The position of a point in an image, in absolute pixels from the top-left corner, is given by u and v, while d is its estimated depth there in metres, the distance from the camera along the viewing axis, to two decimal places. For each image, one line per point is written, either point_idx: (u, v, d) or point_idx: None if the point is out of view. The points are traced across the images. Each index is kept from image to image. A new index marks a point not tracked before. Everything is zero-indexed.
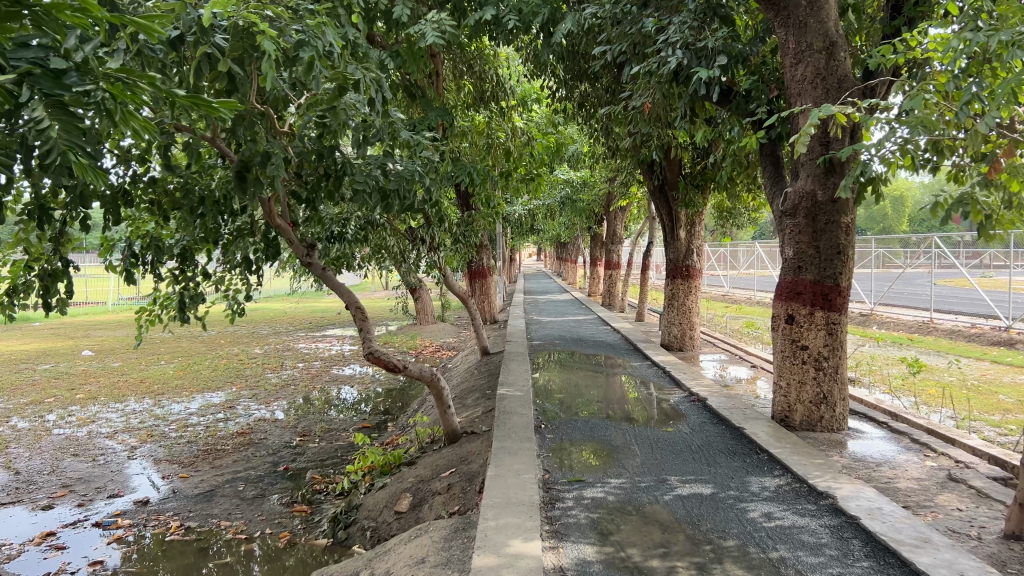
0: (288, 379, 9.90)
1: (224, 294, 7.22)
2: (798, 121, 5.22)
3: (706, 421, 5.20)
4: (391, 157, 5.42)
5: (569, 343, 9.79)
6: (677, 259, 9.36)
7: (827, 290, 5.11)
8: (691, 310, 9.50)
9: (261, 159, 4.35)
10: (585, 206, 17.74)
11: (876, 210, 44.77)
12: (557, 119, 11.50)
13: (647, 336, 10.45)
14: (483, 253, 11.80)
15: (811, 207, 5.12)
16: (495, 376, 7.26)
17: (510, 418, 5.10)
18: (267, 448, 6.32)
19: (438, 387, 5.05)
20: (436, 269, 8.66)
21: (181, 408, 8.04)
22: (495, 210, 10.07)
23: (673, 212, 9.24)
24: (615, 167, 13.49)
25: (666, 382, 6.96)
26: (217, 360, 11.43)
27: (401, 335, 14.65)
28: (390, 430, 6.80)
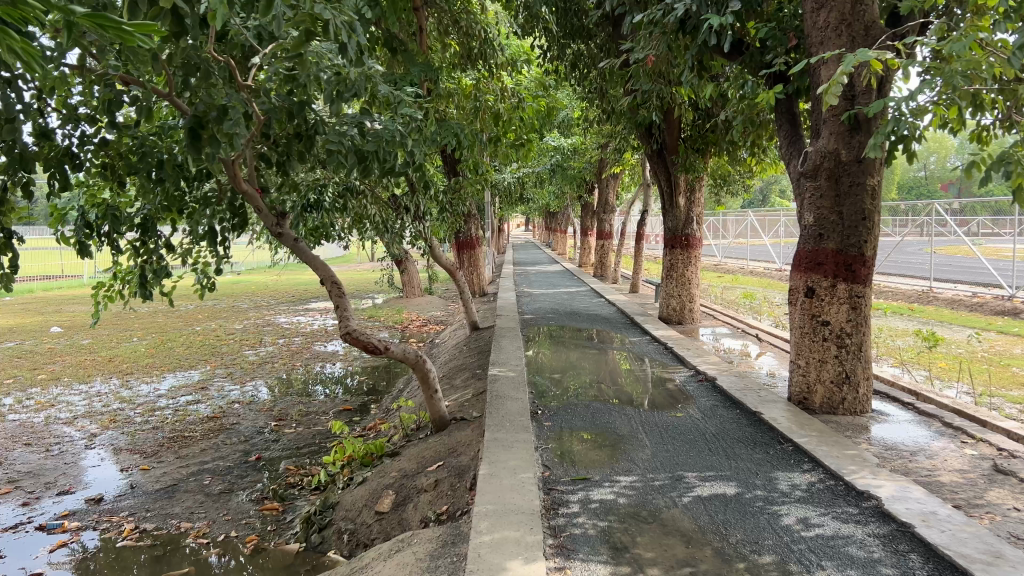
0: (266, 356, 9.39)
1: (192, 268, 6.69)
2: (819, 73, 4.71)
3: (718, 404, 4.75)
4: (368, 115, 4.87)
5: (563, 316, 9.32)
6: (676, 228, 8.91)
7: (850, 260, 4.64)
8: (691, 282, 9.03)
9: (218, 116, 3.74)
10: (576, 174, 17.19)
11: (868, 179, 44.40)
12: (548, 81, 10.92)
13: (643, 308, 10.01)
14: (470, 223, 11.34)
15: (834, 168, 4.64)
16: (485, 353, 6.79)
17: (503, 403, 4.63)
18: (239, 434, 5.83)
19: (422, 370, 4.57)
20: (422, 239, 8.13)
21: (149, 389, 7.52)
22: (483, 177, 9.54)
23: (672, 177, 8.74)
24: (609, 132, 12.96)
25: (667, 358, 6.51)
26: (192, 337, 10.90)
27: (386, 309, 14.15)
28: (373, 414, 6.33)
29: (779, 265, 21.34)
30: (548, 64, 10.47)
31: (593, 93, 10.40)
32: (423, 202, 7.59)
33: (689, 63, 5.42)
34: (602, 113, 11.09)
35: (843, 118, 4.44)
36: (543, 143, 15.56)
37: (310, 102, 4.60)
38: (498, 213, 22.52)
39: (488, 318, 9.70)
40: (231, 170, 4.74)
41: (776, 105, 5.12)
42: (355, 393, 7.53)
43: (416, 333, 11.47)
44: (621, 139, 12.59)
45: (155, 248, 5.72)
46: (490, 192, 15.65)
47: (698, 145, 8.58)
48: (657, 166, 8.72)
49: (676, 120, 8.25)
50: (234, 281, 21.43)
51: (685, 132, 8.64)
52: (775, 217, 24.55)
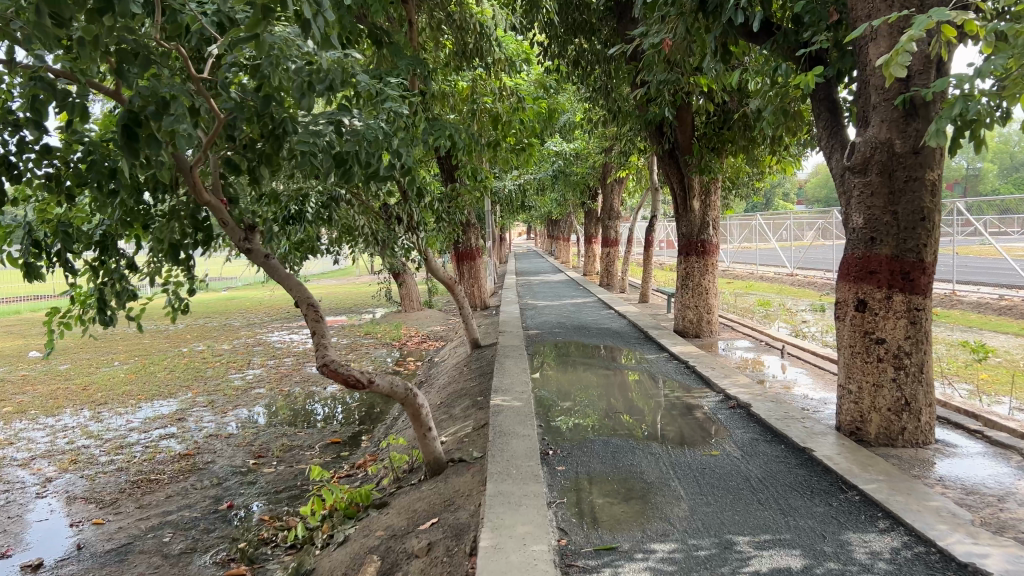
0: (254, 380, 8.75)
1: (162, 288, 6.07)
2: (865, 51, 4.09)
3: (758, 438, 4.09)
4: (347, 111, 4.24)
5: (570, 331, 8.68)
6: (690, 234, 8.28)
7: (908, 268, 3.98)
8: (709, 291, 8.36)
9: (156, 111, 3.08)
10: (579, 179, 16.56)
11: None
12: (549, 81, 10.31)
13: (656, 320, 9.34)
14: (469, 232, 10.73)
15: (887, 161, 3.98)
16: (487, 377, 6.13)
17: (507, 441, 3.99)
18: (211, 476, 5.18)
19: (413, 406, 3.95)
20: (416, 252, 7.49)
21: (121, 422, 6.87)
22: (483, 184, 8.91)
23: (685, 179, 8.12)
24: (614, 135, 12.35)
25: (689, 379, 5.85)
26: (177, 360, 10.26)
27: (384, 324, 13.50)
28: (364, 449, 5.67)
29: (789, 270, 20.67)
30: (549, 63, 9.88)
31: (598, 92, 9.79)
32: (416, 210, 6.96)
33: (712, 48, 4.79)
34: (607, 114, 10.47)
35: (896, 102, 3.79)
36: (544, 148, 14.95)
37: (277, 96, 3.96)
38: (499, 221, 21.89)
39: (489, 333, 9.04)
40: (192, 178, 4.12)
41: (813, 91, 4.49)
42: (346, 422, 6.87)
43: (414, 350, 10.82)
44: (628, 142, 11.98)
45: (116, 268, 5.09)
46: (490, 200, 15.01)
47: (713, 144, 7.99)
48: (668, 167, 8.14)
49: (689, 117, 7.69)
50: (229, 298, 20.81)
51: (698, 131, 8.05)
52: (783, 221, 23.91)
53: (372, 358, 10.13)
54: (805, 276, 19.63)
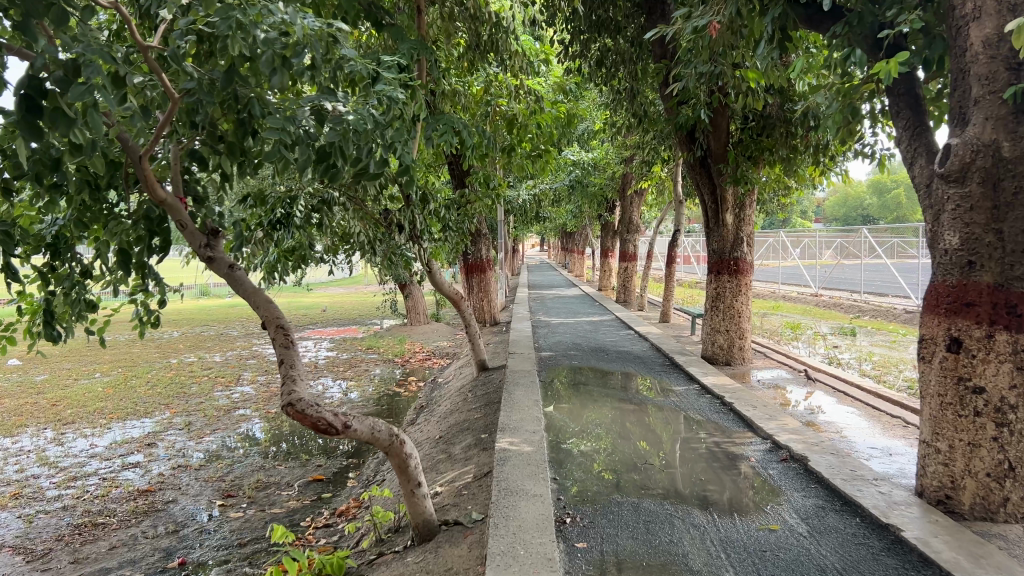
0: (239, 399, 8.03)
1: (129, 299, 5.36)
2: (963, 33, 3.27)
3: (825, 507, 3.30)
4: (331, 94, 3.51)
5: (586, 353, 7.92)
6: (722, 251, 7.53)
7: (1014, 301, 3.17)
8: (741, 314, 7.55)
9: (63, 77, 2.22)
10: (596, 190, 15.81)
11: (896, 198, 42.90)
12: (568, 83, 9.58)
13: (680, 344, 8.55)
14: (480, 242, 10.19)
15: (990, 168, 3.19)
16: (493, 409, 5.38)
17: (514, 502, 3.23)
18: (168, 521, 4.45)
19: (398, 456, 3.22)
20: (421, 263, 6.78)
21: (83, 446, 6.15)
22: (495, 191, 8.19)
23: (718, 190, 7.41)
24: (637, 143, 11.60)
25: (725, 417, 5.06)
26: (163, 373, 9.55)
27: (387, 338, 12.77)
28: (348, 491, 4.91)
29: (813, 290, 19.85)
30: (569, 63, 9.16)
31: (623, 95, 9.06)
32: (419, 217, 6.24)
33: (769, 34, 4.04)
34: (632, 119, 9.74)
35: (1006, 95, 3.02)
36: (561, 156, 14.23)
37: (241, 70, 3.22)
38: (511, 232, 21.16)
39: (499, 354, 8.28)
40: (142, 170, 3.39)
41: (890, 85, 3.74)
42: (333, 453, 6.10)
43: (417, 368, 10.07)
44: (651, 149, 11.25)
45: (66, 276, 4.36)
46: (502, 210, 14.27)
47: (749, 152, 7.23)
48: (699, 177, 7.45)
49: (724, 122, 7.08)
50: (231, 304, 20.14)
51: (733, 137, 7.33)
52: (805, 238, 23.10)
53: (371, 377, 9.38)
54: (830, 296, 18.78)
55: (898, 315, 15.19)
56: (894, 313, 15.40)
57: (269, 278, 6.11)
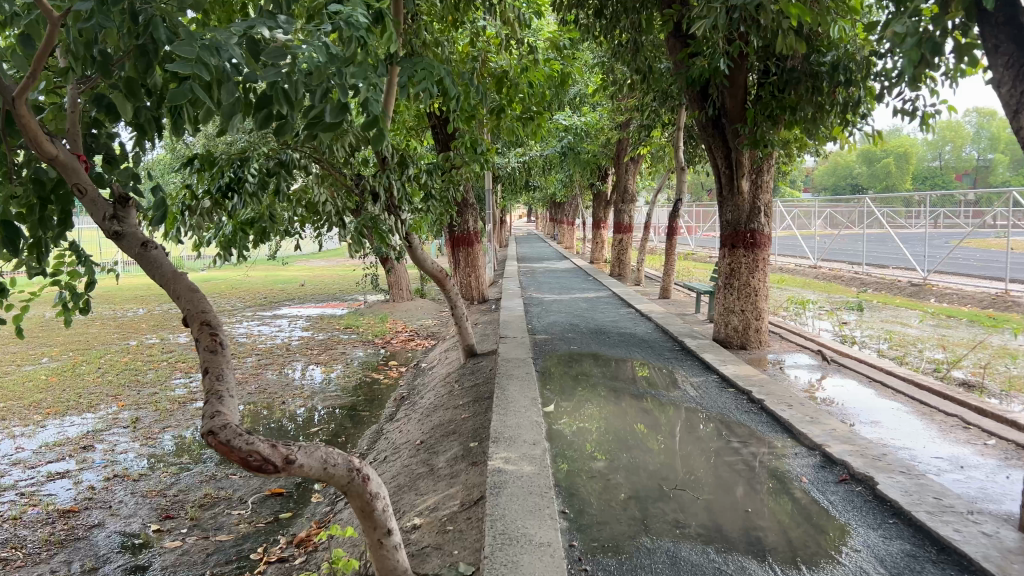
0: (198, 389, 7.20)
1: (50, 281, 4.49)
2: None
3: (918, 556, 2.55)
4: (271, 19, 2.66)
5: (586, 336, 7.14)
6: (737, 221, 6.76)
7: None
8: (757, 293, 6.77)
9: None
10: (590, 157, 14.94)
11: (888, 167, 42.28)
12: (564, 36, 8.68)
13: (687, 324, 7.78)
14: (466, 213, 9.40)
15: None
16: (485, 409, 4.59)
17: (513, 553, 2.46)
18: (88, 554, 3.66)
19: (360, 499, 2.47)
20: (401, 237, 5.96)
21: (8, 450, 5.31)
22: (483, 154, 7.35)
23: (733, 154, 6.66)
24: (634, 105, 10.77)
25: (754, 418, 4.29)
26: (119, 357, 8.68)
27: (367, 316, 11.95)
28: (312, 512, 4.13)
29: (812, 262, 19.15)
30: (564, 15, 8.29)
31: (624, 49, 8.18)
32: (396, 183, 5.42)
33: None
34: (634, 77, 8.87)
35: None
36: (551, 120, 13.35)
37: None
38: (499, 203, 20.26)
39: (488, 338, 7.48)
40: (21, 118, 2.49)
41: (990, 12, 2.91)
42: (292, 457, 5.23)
43: (400, 351, 9.25)
44: (651, 111, 10.41)
45: None
46: (490, 179, 13.39)
47: (768, 111, 6.42)
48: (712, 140, 6.79)
49: (743, 77, 6.40)
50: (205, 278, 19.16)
51: (752, 94, 6.60)
52: (802, 208, 22.36)
53: (348, 361, 8.55)
54: (830, 269, 18.10)
55: (904, 288, 14.52)
56: (900, 287, 14.71)
57: (226, 255, 5.30)
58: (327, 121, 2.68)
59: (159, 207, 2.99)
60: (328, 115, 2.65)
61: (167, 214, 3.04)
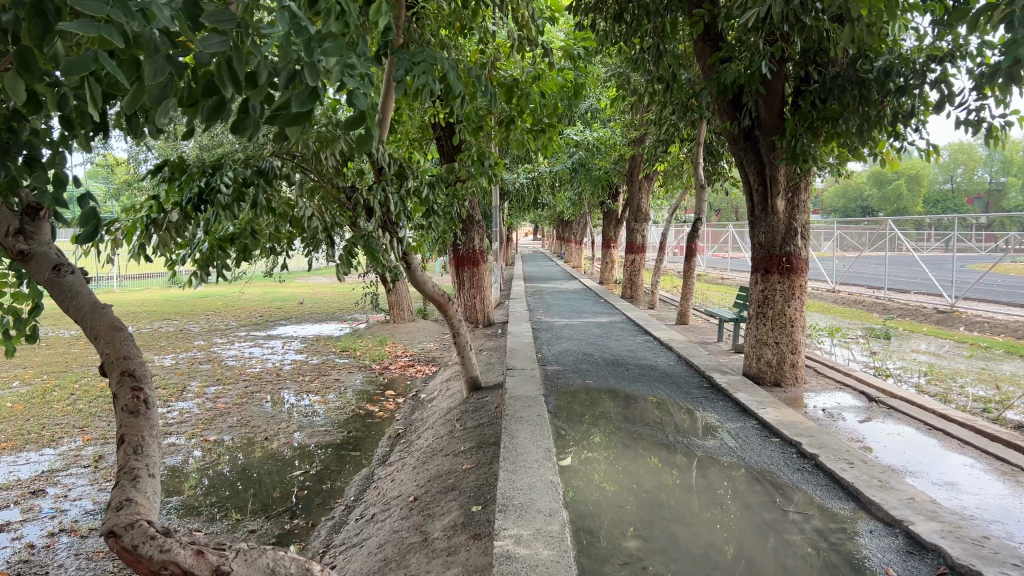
0: (175, 420, 6.54)
1: None
2: None
3: None
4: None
5: (603, 368, 6.48)
6: (771, 244, 6.12)
7: None
8: (793, 323, 6.12)
9: None
10: (602, 173, 14.33)
11: (899, 189, 41.60)
12: (580, 42, 8.09)
13: (712, 355, 7.11)
14: (472, 230, 8.83)
15: None
16: (494, 462, 3.92)
17: None
18: None
19: None
20: (401, 256, 5.33)
21: None
22: (492, 167, 6.73)
23: (769, 169, 6.05)
24: (651, 119, 10.19)
25: (810, 478, 3.62)
26: (94, 381, 8.04)
27: (366, 337, 11.31)
28: None
29: (829, 285, 18.49)
30: (579, 20, 7.71)
31: (644, 56, 7.57)
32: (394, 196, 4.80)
33: None
34: (654, 86, 8.27)
35: None
36: (562, 135, 12.75)
37: None
38: (507, 220, 19.65)
39: (494, 368, 6.83)
40: None
41: None
42: (267, 508, 4.55)
43: (398, 378, 8.60)
44: (669, 126, 9.81)
45: None
46: (498, 194, 12.77)
47: (808, 121, 5.74)
48: (743, 153, 6.26)
49: (780, 84, 5.80)
50: (201, 294, 18.54)
51: (791, 103, 5.99)
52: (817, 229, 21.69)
53: (342, 389, 7.88)
54: (849, 293, 17.39)
55: (930, 315, 13.85)
56: (925, 313, 14.02)
57: (203, 275, 4.64)
58: (293, 111, 2.10)
59: (86, 219, 2.35)
60: (294, 105, 2.07)
61: (97, 228, 2.41)
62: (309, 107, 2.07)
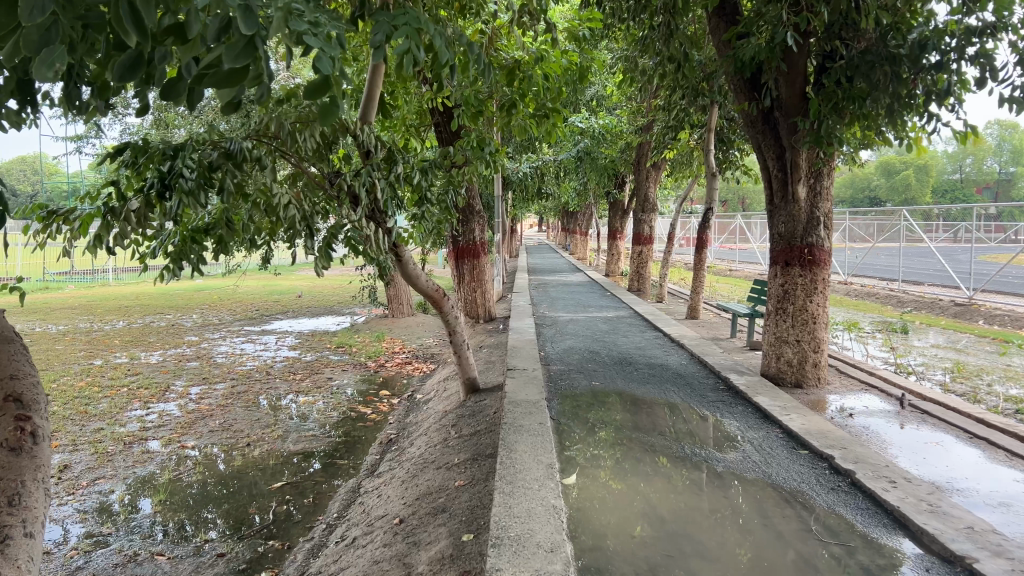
0: (152, 423, 6.13)
1: None
2: None
3: None
4: None
5: (610, 368, 6.04)
6: (791, 235, 5.67)
7: None
8: (816, 320, 5.66)
9: None
10: (607, 162, 13.83)
11: (907, 179, 40.94)
12: (585, 21, 7.59)
13: (727, 354, 6.66)
14: (472, 221, 8.40)
15: None
16: (489, 480, 3.49)
17: None
18: None
19: None
20: (392, 247, 4.89)
21: None
22: (491, 153, 6.28)
23: (790, 153, 5.59)
24: (660, 104, 9.69)
25: (848, 500, 3.18)
26: (74, 381, 7.63)
27: (363, 333, 10.89)
28: None
29: (841, 278, 18.00)
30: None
31: (655, 34, 7.08)
32: (380, 182, 4.36)
33: None
34: (663, 68, 7.78)
35: None
36: (567, 123, 12.27)
37: None
38: (510, 211, 19.19)
39: (493, 368, 6.40)
40: None
41: None
42: (242, 526, 4.13)
43: (394, 377, 8.18)
44: (679, 111, 9.31)
45: None
46: (500, 184, 12.30)
47: (832, 102, 5.24)
48: (762, 137, 5.81)
49: (801, 60, 5.36)
50: (198, 288, 18.14)
51: (815, 82, 5.53)
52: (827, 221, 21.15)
53: (334, 389, 7.45)
54: (862, 286, 16.91)
55: (947, 308, 13.36)
56: (942, 307, 13.53)
57: (174, 271, 4.21)
58: (225, 70, 1.75)
59: None
60: (227, 61, 1.70)
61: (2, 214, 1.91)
62: (242, 62, 1.70)
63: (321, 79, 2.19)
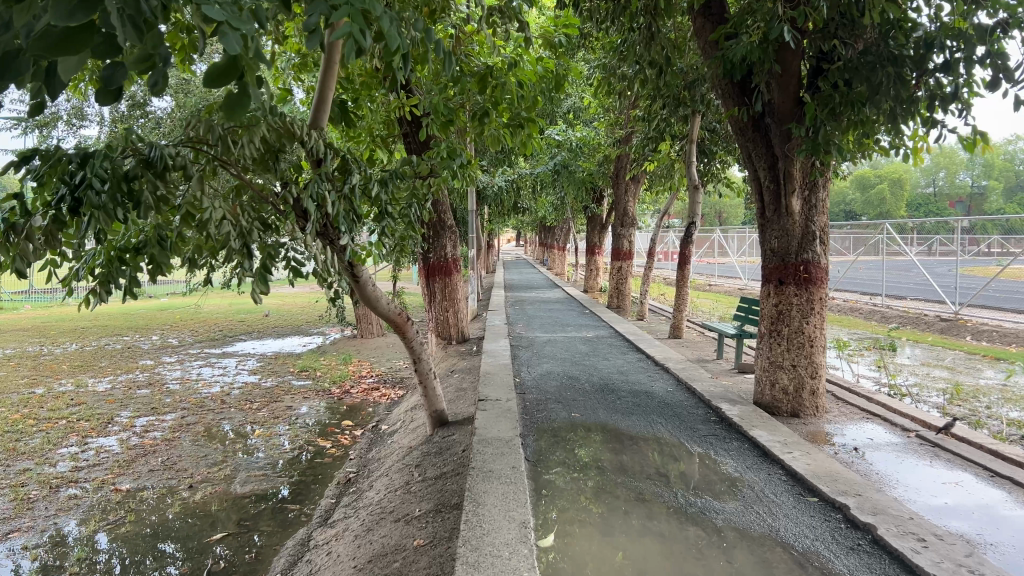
0: (86, 462, 5.54)
1: None
2: None
3: None
4: None
5: (590, 396, 5.57)
6: (785, 251, 5.24)
7: None
8: (812, 343, 5.24)
9: None
10: (585, 176, 13.39)
11: (881, 194, 41.05)
12: (560, 24, 7.14)
13: (715, 378, 6.20)
14: (442, 237, 7.90)
15: None
16: (453, 541, 2.96)
17: None
18: None
19: None
20: (346, 267, 4.38)
21: None
22: (460, 163, 5.78)
23: (784, 163, 5.16)
24: (640, 114, 9.26)
25: (870, 564, 2.72)
26: (8, 413, 7.00)
27: (330, 355, 10.33)
28: None
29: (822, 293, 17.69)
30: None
31: (634, 39, 6.64)
32: (331, 194, 3.85)
33: None
34: (643, 76, 7.33)
35: None
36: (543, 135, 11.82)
37: None
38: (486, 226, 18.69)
39: (464, 397, 5.90)
40: None
41: None
42: None
43: (359, 404, 7.63)
44: (659, 121, 8.88)
45: None
46: (474, 198, 11.82)
47: (829, 106, 4.81)
48: (753, 145, 5.41)
49: (794, 61, 4.94)
50: (161, 307, 17.42)
51: (810, 85, 5.13)
52: None
53: (293, 419, 6.90)
54: (843, 301, 16.59)
55: (933, 325, 13.04)
56: (928, 322, 13.21)
57: (102, 297, 3.60)
58: (58, 32, 1.23)
59: None
60: (54, 21, 1.19)
61: None
62: (77, 20, 1.18)
63: (228, 60, 1.68)
